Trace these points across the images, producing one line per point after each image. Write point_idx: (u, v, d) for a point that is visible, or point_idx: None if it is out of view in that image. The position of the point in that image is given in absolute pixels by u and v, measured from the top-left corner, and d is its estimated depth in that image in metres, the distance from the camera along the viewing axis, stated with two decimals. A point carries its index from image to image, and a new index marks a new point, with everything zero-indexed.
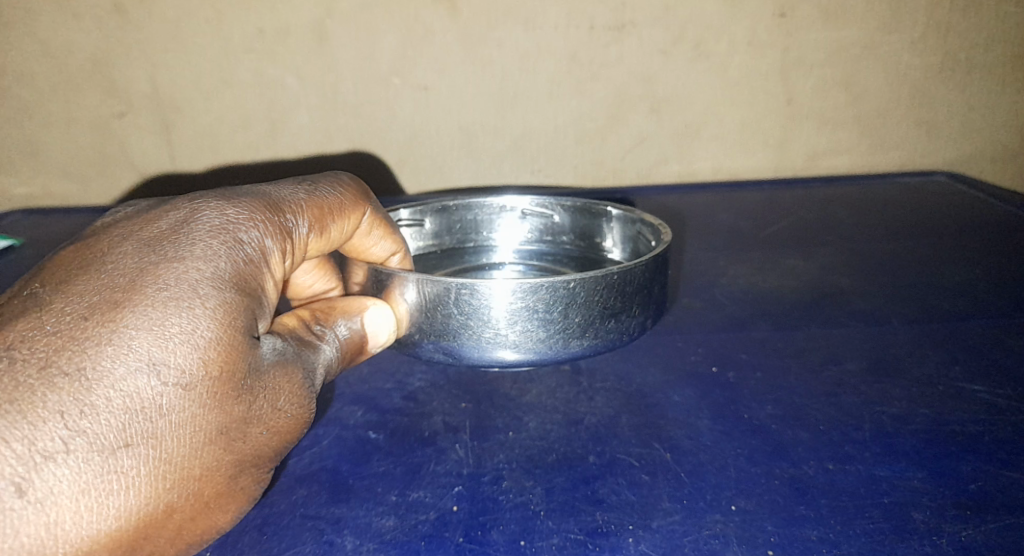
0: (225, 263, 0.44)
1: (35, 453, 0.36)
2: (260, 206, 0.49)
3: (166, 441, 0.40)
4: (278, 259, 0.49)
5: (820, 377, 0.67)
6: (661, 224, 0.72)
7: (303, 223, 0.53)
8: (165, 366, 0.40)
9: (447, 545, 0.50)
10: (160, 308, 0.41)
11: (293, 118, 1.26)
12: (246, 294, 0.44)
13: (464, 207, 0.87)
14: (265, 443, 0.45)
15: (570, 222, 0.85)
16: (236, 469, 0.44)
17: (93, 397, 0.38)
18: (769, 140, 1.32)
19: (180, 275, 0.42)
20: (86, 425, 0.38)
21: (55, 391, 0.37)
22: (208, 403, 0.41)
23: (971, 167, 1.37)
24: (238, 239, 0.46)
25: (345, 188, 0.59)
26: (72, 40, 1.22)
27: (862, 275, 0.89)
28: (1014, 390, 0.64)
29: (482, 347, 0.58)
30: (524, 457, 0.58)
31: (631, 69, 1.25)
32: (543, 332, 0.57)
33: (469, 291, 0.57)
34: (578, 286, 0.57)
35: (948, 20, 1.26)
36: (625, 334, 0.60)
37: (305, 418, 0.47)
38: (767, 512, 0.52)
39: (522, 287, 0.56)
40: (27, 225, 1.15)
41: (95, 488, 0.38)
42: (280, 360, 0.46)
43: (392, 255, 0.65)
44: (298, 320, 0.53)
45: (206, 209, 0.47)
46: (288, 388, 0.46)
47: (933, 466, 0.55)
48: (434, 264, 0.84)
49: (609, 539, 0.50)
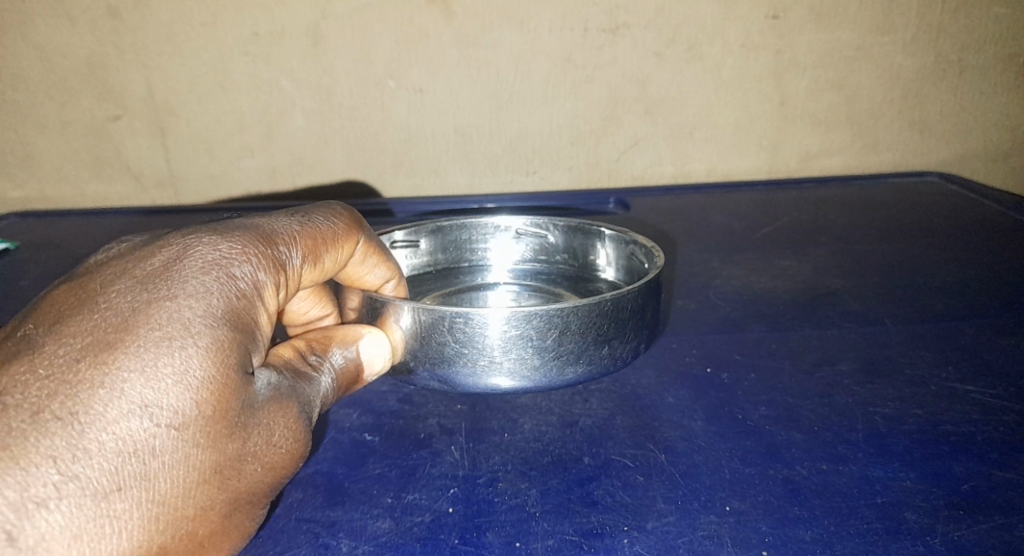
0: (218, 299, 0.44)
1: (28, 500, 0.36)
2: (253, 239, 0.49)
3: (159, 483, 0.40)
4: (272, 292, 0.49)
5: (814, 378, 0.68)
6: (655, 246, 0.73)
7: (297, 254, 0.53)
8: (157, 408, 0.40)
9: (443, 547, 0.50)
10: (153, 348, 0.41)
11: (289, 121, 1.26)
12: (239, 331, 0.44)
13: (459, 227, 0.86)
14: (259, 479, 0.45)
15: (564, 242, 0.85)
16: (230, 507, 0.44)
17: (85, 441, 0.38)
18: (764, 141, 1.32)
19: (172, 313, 0.42)
20: (79, 470, 0.38)
21: (48, 436, 0.37)
22: (201, 442, 0.41)
23: (964, 167, 1.37)
24: (231, 274, 0.46)
25: (338, 217, 0.59)
26: (67, 43, 1.22)
27: (855, 277, 0.89)
28: (1006, 389, 0.65)
29: (477, 375, 0.58)
30: (519, 459, 0.58)
31: (624, 72, 1.25)
32: (538, 359, 0.57)
33: (464, 319, 0.57)
34: (572, 314, 0.57)
35: (941, 21, 1.27)
36: (619, 360, 0.60)
37: (301, 451, 0.47)
38: (761, 512, 0.52)
39: (516, 315, 0.56)
40: (23, 228, 1.15)
41: (88, 533, 0.38)
42: (274, 395, 0.46)
43: (386, 281, 0.65)
44: (294, 351, 0.52)
45: (199, 243, 0.46)
46: (282, 422, 0.46)
47: (926, 467, 0.56)
48: (429, 285, 0.84)
49: (604, 540, 0.50)
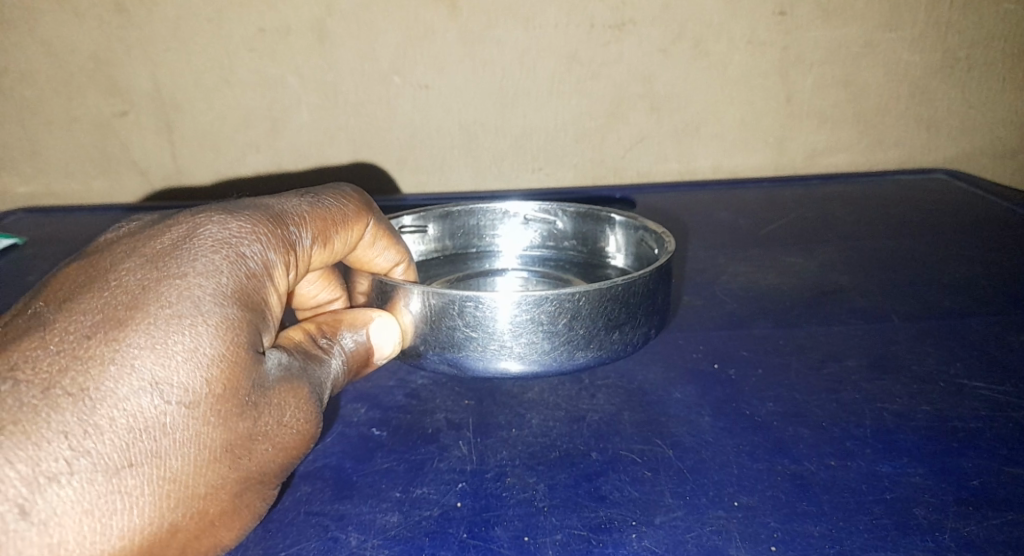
0: (227, 278, 0.44)
1: (39, 475, 0.36)
2: (262, 219, 0.49)
3: (170, 460, 0.40)
4: (281, 272, 0.49)
5: (822, 374, 0.68)
6: (665, 231, 0.73)
7: (306, 235, 0.53)
8: (168, 385, 0.40)
9: (451, 541, 0.50)
10: (163, 326, 0.41)
11: (294, 117, 1.26)
12: (249, 309, 0.44)
13: (467, 212, 0.86)
14: (270, 458, 0.45)
15: (573, 227, 0.85)
16: (241, 487, 0.44)
17: (96, 417, 0.38)
18: (769, 138, 1.32)
19: (182, 291, 0.42)
20: (90, 446, 0.38)
21: (60, 411, 0.37)
22: (212, 420, 0.41)
23: (969, 165, 1.37)
24: (241, 253, 0.46)
25: (348, 200, 0.59)
26: (73, 39, 1.22)
27: (862, 273, 0.89)
28: (1014, 386, 0.64)
29: (486, 358, 0.58)
30: (526, 454, 0.58)
31: (630, 69, 1.25)
32: (548, 344, 0.57)
33: (474, 303, 0.57)
34: (583, 298, 0.57)
35: (947, 17, 1.27)
36: (628, 346, 0.60)
37: (311, 433, 0.47)
38: (769, 508, 0.52)
39: (527, 299, 0.56)
40: (28, 223, 1.15)
41: (99, 508, 0.38)
42: (284, 376, 0.46)
43: (396, 265, 0.66)
44: (304, 333, 0.52)
45: (209, 223, 0.46)
46: (292, 403, 0.46)
47: (935, 463, 0.56)
48: (436, 271, 0.84)
49: (612, 535, 0.50)
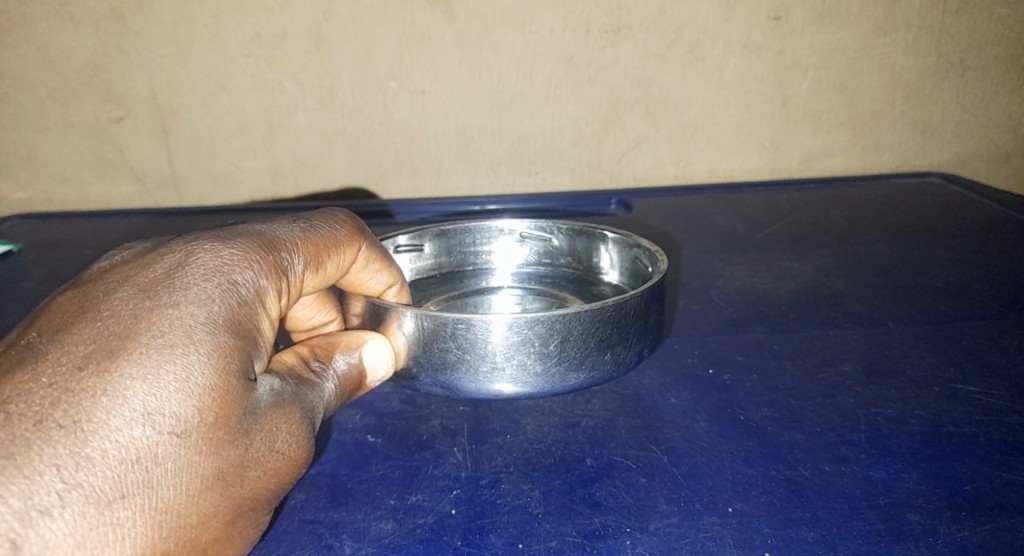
0: (219, 306, 0.44)
1: (31, 508, 0.36)
2: (254, 246, 0.49)
3: (163, 490, 0.40)
4: (273, 298, 0.49)
5: (816, 379, 0.68)
6: (658, 250, 0.73)
7: (298, 260, 0.53)
8: (160, 415, 0.40)
9: (446, 548, 0.50)
10: (155, 356, 0.41)
11: (292, 122, 1.26)
12: (240, 337, 0.44)
13: (463, 231, 0.86)
14: (262, 485, 0.45)
15: (568, 245, 0.85)
16: (233, 515, 0.44)
17: (89, 449, 0.38)
18: (765, 142, 1.32)
19: (174, 320, 0.42)
20: (83, 478, 0.38)
21: (52, 444, 0.37)
22: (204, 449, 0.41)
23: (965, 167, 1.37)
24: (233, 281, 0.46)
25: (339, 225, 0.59)
26: (69, 45, 1.22)
27: (857, 277, 0.89)
28: (1008, 390, 0.65)
29: (479, 381, 0.58)
30: (522, 460, 0.58)
31: (626, 74, 1.25)
32: (541, 365, 0.57)
33: (466, 326, 0.57)
34: (574, 320, 0.57)
35: (942, 22, 1.27)
36: (621, 365, 0.61)
37: (303, 458, 0.47)
38: (764, 514, 0.52)
39: (518, 322, 0.56)
40: (27, 229, 1.16)
41: (91, 540, 0.38)
42: (276, 402, 0.46)
43: (389, 287, 0.65)
44: (297, 358, 0.53)
45: (200, 251, 0.47)
46: (285, 428, 0.46)
47: (929, 468, 0.56)
48: (432, 289, 0.84)
49: (607, 541, 0.50)
